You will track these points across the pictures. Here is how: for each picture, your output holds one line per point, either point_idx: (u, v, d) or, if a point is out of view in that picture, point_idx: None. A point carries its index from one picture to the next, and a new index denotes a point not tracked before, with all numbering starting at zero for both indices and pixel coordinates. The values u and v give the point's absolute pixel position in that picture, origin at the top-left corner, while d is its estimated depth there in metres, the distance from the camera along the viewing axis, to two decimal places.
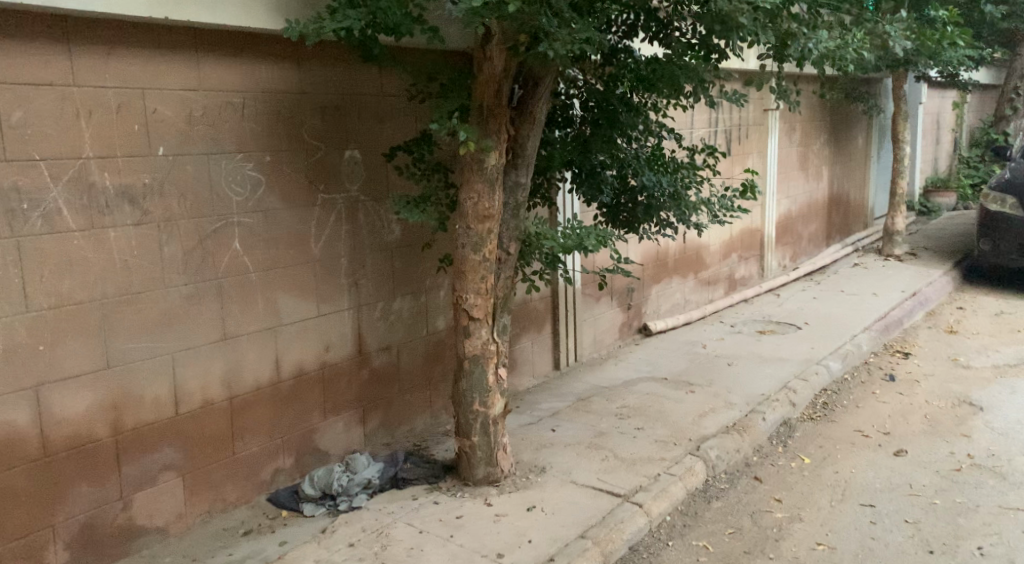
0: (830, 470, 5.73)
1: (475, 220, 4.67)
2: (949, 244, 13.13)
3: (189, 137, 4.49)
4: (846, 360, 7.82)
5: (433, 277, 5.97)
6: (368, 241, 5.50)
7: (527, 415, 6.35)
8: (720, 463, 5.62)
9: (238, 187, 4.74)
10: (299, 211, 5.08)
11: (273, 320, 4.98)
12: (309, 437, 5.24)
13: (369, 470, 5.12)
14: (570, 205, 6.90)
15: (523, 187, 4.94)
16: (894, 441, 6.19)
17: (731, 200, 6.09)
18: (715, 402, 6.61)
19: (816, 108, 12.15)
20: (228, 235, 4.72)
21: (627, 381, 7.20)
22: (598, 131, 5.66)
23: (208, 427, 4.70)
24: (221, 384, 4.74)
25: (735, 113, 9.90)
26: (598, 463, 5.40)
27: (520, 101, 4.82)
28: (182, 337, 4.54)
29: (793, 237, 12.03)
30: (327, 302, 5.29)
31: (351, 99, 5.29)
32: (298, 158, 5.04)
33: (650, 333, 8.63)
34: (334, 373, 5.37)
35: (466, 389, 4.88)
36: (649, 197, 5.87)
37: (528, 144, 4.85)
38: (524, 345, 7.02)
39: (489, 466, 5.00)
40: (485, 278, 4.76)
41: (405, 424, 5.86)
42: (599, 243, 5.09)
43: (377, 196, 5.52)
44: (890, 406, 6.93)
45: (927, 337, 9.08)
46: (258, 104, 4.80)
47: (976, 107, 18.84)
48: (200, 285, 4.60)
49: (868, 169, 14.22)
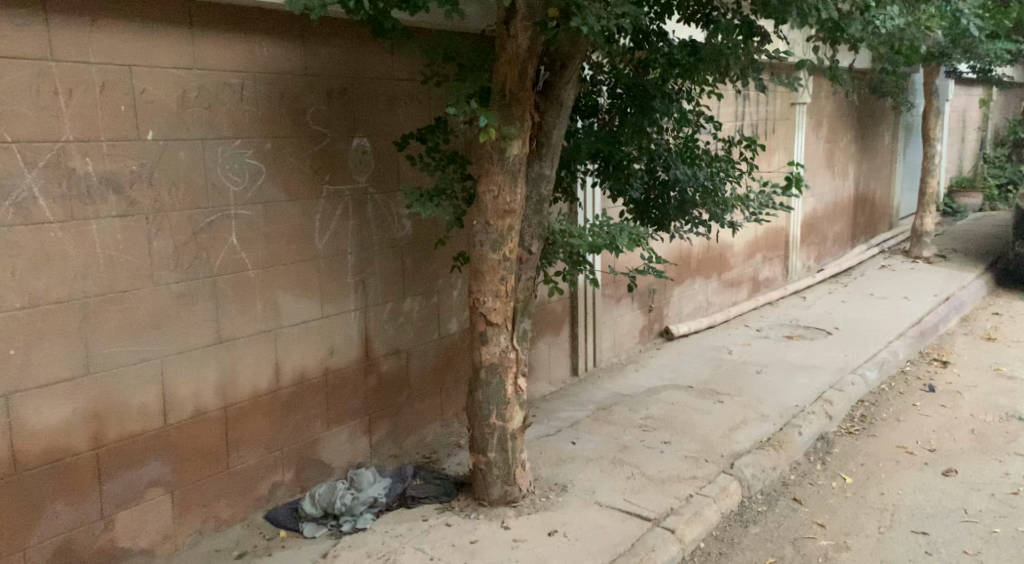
0: (874, 491, 5.29)
1: (495, 215, 4.24)
2: (978, 246, 12.63)
3: (181, 120, 4.07)
4: (882, 369, 7.38)
5: (445, 277, 5.55)
6: (376, 237, 5.08)
7: (545, 425, 5.92)
8: (755, 483, 5.19)
9: (235, 175, 4.32)
10: (303, 203, 4.66)
11: (272, 321, 4.57)
12: (310, 449, 4.82)
13: (375, 487, 4.69)
14: (592, 201, 6.47)
15: (547, 180, 4.49)
16: (942, 460, 5.75)
17: (769, 195, 5.67)
18: (745, 413, 6.18)
19: (843, 103, 11.66)
20: (225, 229, 4.30)
21: (650, 388, 6.77)
22: (628, 120, 5.22)
23: (201, 439, 4.28)
24: (215, 392, 4.32)
25: (762, 107, 9.43)
26: (624, 481, 4.98)
27: (546, 85, 4.38)
28: (173, 341, 4.12)
29: (818, 237, 11.55)
30: (331, 302, 4.87)
31: (360, 83, 4.87)
32: (302, 146, 4.62)
33: (671, 336, 8.19)
34: (339, 380, 4.95)
35: (482, 400, 4.45)
36: (682, 192, 5.43)
37: (554, 132, 4.42)
38: (541, 349, 6.59)
39: (506, 484, 4.57)
40: (505, 280, 4.33)
41: (413, 434, 5.44)
42: (632, 242, 4.67)
43: (387, 189, 5.10)
44: (933, 420, 6.48)
45: (964, 344, 8.62)
46: (259, 86, 4.38)
47: (1002, 105, 18.25)
48: (192, 284, 4.18)
49: (895, 167, 13.72)
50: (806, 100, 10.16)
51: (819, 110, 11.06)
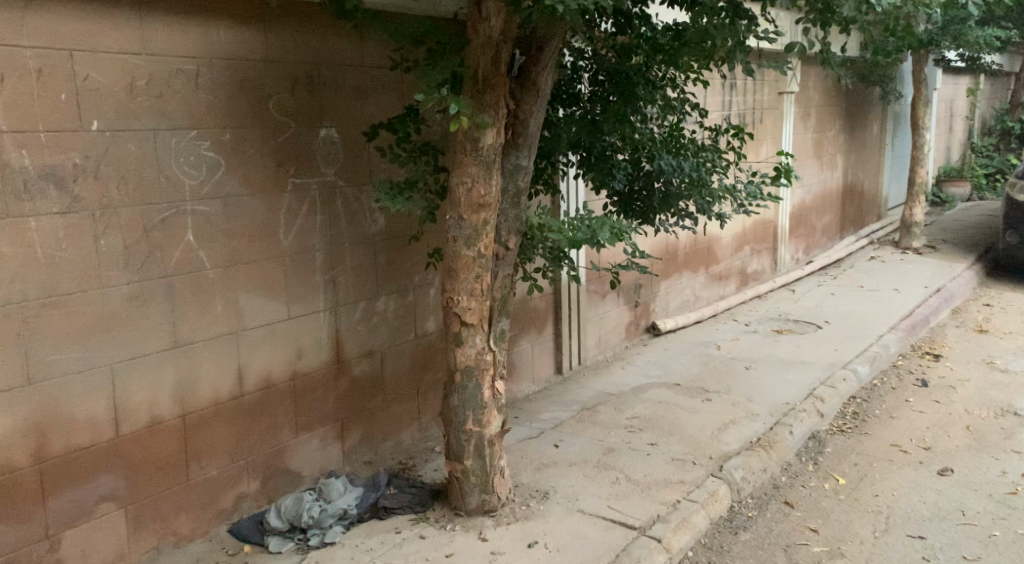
0: (867, 493, 5.08)
1: (468, 209, 3.99)
2: (968, 236, 12.46)
3: (130, 110, 3.81)
4: (875, 364, 7.18)
5: (421, 274, 5.30)
6: (346, 234, 4.82)
7: (527, 427, 5.68)
8: (745, 486, 4.98)
9: (191, 169, 4.06)
10: (266, 198, 4.40)
11: (235, 323, 4.31)
12: (277, 457, 4.57)
13: (346, 498, 4.45)
14: (575, 193, 6.23)
15: (524, 171, 4.23)
16: (937, 458, 5.54)
17: (758, 186, 5.43)
18: (735, 412, 5.97)
19: (830, 93, 11.45)
20: (180, 226, 4.04)
21: (636, 387, 6.54)
22: (610, 108, 4.97)
23: (158, 450, 4.03)
24: (172, 400, 4.07)
25: (750, 96, 9.21)
26: (608, 487, 4.75)
27: (522, 70, 4.13)
28: (125, 346, 3.87)
29: (807, 229, 11.36)
30: (299, 303, 4.61)
31: (327, 70, 4.61)
32: (264, 137, 4.35)
33: (658, 332, 7.97)
34: (308, 384, 4.70)
35: (458, 405, 4.21)
36: (666, 183, 5.19)
37: (531, 121, 4.17)
38: (524, 347, 6.36)
39: (484, 493, 4.33)
40: (480, 277, 4.08)
41: (389, 439, 5.19)
42: (615, 237, 4.42)
43: (357, 182, 4.84)
44: (927, 416, 6.28)
45: (957, 337, 8.43)
46: (217, 73, 4.12)
47: (989, 94, 18.06)
48: (145, 285, 3.92)
49: (883, 157, 13.54)
50: (794, 89, 9.94)
51: (807, 99, 10.85)
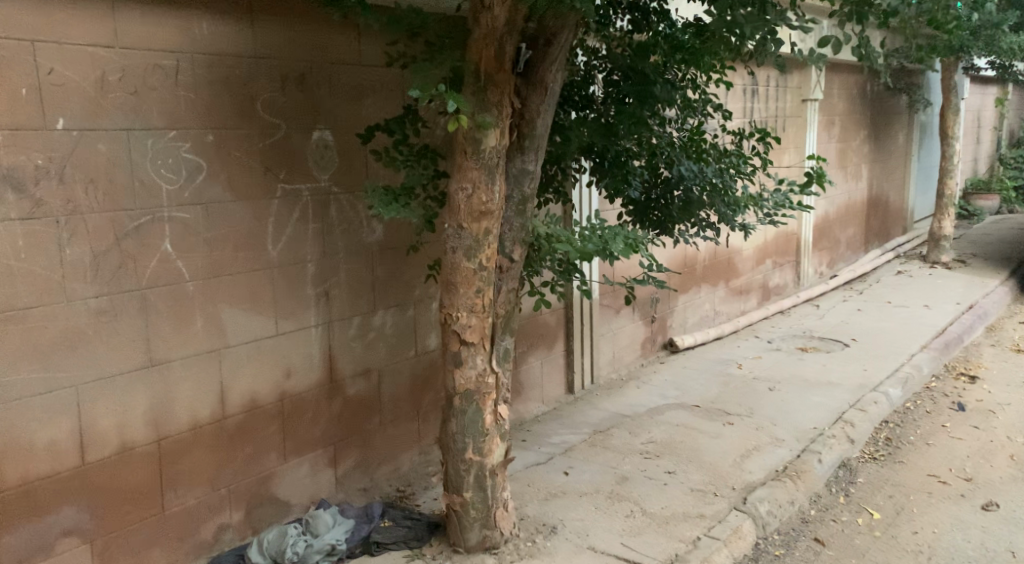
0: (906, 530, 4.68)
1: (469, 218, 3.63)
2: (999, 251, 12.00)
3: (101, 108, 3.49)
4: (906, 386, 6.76)
5: (422, 286, 4.95)
6: (341, 243, 4.48)
7: (535, 452, 5.31)
8: (771, 521, 4.59)
9: (170, 172, 3.73)
10: (253, 205, 4.06)
11: (216, 340, 3.96)
12: (262, 485, 4.21)
13: (334, 532, 4.09)
14: (587, 201, 5.91)
15: (531, 176, 3.87)
16: (979, 491, 5.14)
17: (786, 194, 5.02)
18: (759, 438, 5.57)
19: (855, 101, 11.03)
20: (157, 234, 3.71)
21: (653, 408, 6.15)
22: (626, 110, 4.61)
23: (129, 479, 3.69)
24: (146, 424, 3.73)
25: (772, 103, 8.82)
26: (621, 521, 4.37)
27: (528, 66, 3.77)
28: (92, 365, 3.54)
29: (831, 241, 10.94)
30: (288, 318, 4.27)
31: (320, 68, 4.28)
32: (251, 139, 4.02)
33: (676, 349, 7.58)
34: (297, 405, 4.35)
35: (456, 432, 3.84)
36: (686, 191, 4.79)
37: (538, 121, 3.80)
38: (533, 365, 5.99)
39: (486, 529, 3.95)
40: (481, 293, 3.72)
41: (386, 465, 4.83)
42: (629, 248, 4.01)
43: (352, 188, 4.50)
44: (967, 443, 5.86)
45: (993, 357, 7.97)
46: (199, 68, 3.79)
47: (1019, 104, 17.58)
48: (116, 298, 3.59)
49: (910, 168, 13.09)
50: (817, 96, 9.48)
51: (831, 108, 10.45)
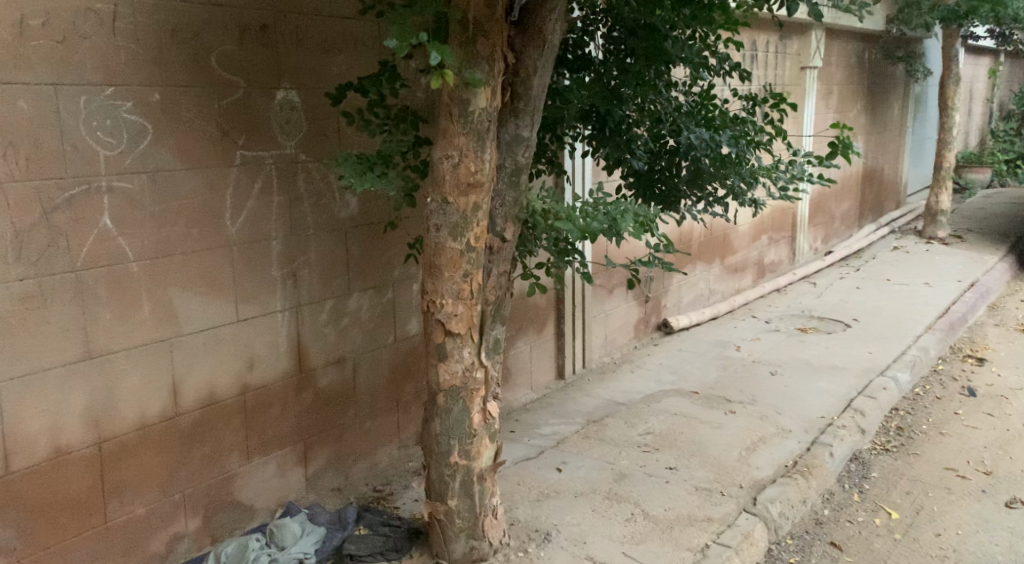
0: (927, 531, 4.31)
1: (455, 190, 3.16)
2: (996, 226, 11.67)
3: (22, 58, 2.98)
4: (915, 369, 6.39)
5: (401, 266, 4.48)
6: (311, 218, 4.00)
7: (524, 444, 4.89)
8: (784, 523, 4.21)
9: (108, 136, 3.23)
10: (207, 175, 3.56)
11: (167, 328, 3.49)
12: (222, 488, 3.76)
13: (303, 544, 3.68)
14: (579, 174, 5.47)
15: (525, 144, 3.41)
16: (1001, 486, 4.78)
17: (801, 165, 4.59)
18: (764, 428, 5.18)
19: (852, 71, 10.59)
20: (94, 207, 3.22)
21: (649, 395, 5.74)
22: (630, 71, 4.14)
23: (64, 487, 3.22)
24: (83, 425, 3.26)
25: (771, 70, 8.35)
26: (622, 525, 3.97)
27: (524, 15, 3.29)
28: (15, 360, 3.05)
29: (826, 216, 10.56)
30: (249, 302, 3.79)
31: (284, 19, 3.78)
32: (205, 98, 3.52)
33: (670, 331, 7.18)
34: (261, 399, 3.89)
35: (440, 433, 3.40)
36: (695, 161, 4.34)
37: (535, 80, 3.33)
38: (522, 349, 5.56)
39: (473, 539, 3.52)
40: (469, 276, 3.26)
41: (362, 462, 4.39)
42: (639, 228, 3.57)
43: (321, 157, 4.02)
44: (983, 433, 5.50)
45: (999, 337, 7.63)
46: (140, 15, 3.28)
47: (1009, 77, 17.21)
48: (44, 282, 3.10)
49: (905, 140, 12.70)
50: (816, 63, 9.02)
51: (829, 76, 9.99)
